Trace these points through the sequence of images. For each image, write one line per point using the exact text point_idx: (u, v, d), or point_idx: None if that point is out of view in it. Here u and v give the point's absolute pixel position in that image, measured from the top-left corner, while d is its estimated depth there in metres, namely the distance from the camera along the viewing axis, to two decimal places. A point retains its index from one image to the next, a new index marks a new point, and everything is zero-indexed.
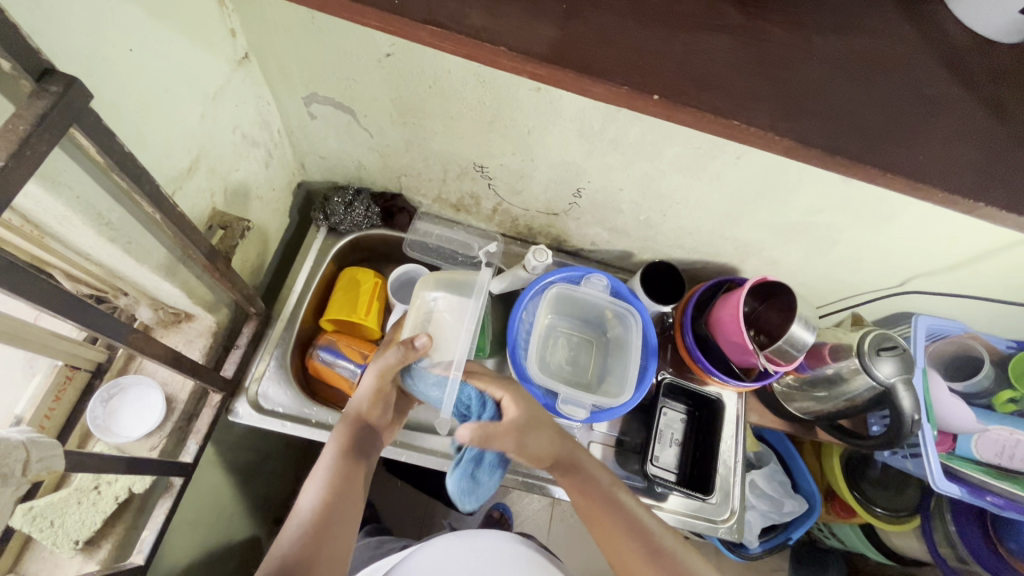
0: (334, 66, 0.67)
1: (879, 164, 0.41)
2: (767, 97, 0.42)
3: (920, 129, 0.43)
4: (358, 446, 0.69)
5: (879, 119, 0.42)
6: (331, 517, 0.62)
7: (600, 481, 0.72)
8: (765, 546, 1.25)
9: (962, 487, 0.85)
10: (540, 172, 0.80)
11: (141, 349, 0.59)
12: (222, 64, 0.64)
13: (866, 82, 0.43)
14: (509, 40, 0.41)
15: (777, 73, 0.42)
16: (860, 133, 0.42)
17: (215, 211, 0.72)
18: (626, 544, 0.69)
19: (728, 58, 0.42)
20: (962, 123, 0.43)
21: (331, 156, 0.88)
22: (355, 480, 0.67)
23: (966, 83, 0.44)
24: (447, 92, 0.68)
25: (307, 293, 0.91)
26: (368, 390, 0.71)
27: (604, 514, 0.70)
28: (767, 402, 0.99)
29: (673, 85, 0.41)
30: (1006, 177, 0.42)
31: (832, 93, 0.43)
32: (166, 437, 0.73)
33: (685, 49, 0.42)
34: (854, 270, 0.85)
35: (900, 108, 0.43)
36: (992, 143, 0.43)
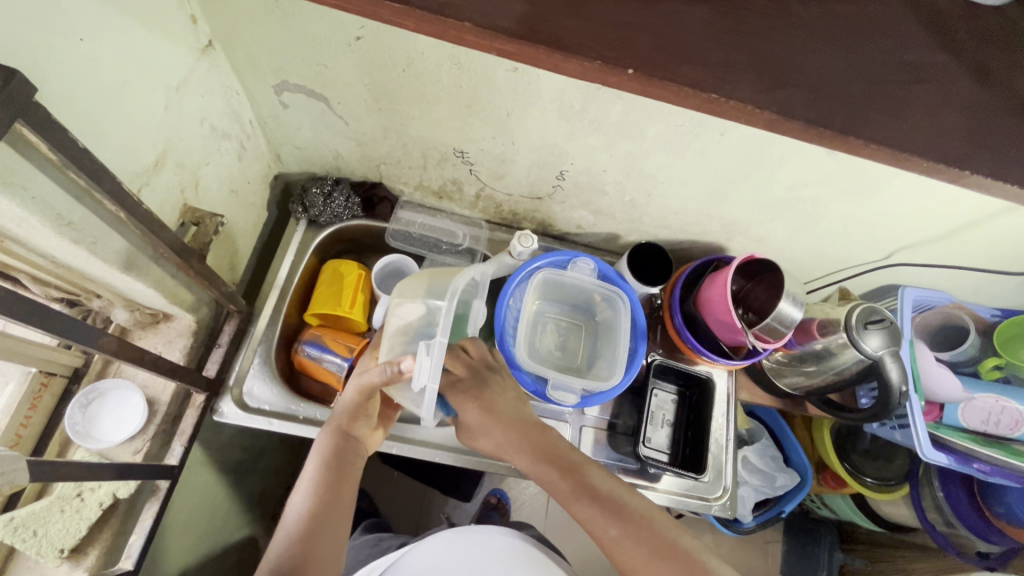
0: (303, 50, 0.65)
1: (862, 136, 0.40)
2: (746, 69, 0.40)
3: (909, 98, 0.41)
4: (344, 451, 0.69)
5: (864, 89, 0.41)
6: (320, 524, 0.62)
7: (568, 463, 0.72)
8: (759, 520, 1.26)
9: (950, 455, 0.85)
10: (521, 155, 0.79)
11: (114, 352, 0.57)
12: (184, 52, 0.62)
13: (847, 50, 0.42)
14: (474, 16, 0.39)
15: (756, 44, 0.41)
16: (843, 104, 0.41)
17: (187, 207, 0.69)
18: (606, 529, 0.68)
19: (705, 30, 0.41)
20: (949, 90, 0.42)
21: (307, 146, 0.86)
22: (345, 482, 0.67)
23: (949, 48, 0.43)
24: (421, 75, 0.66)
25: (291, 287, 0.89)
26: (347, 404, 0.70)
27: (581, 501, 0.69)
28: (757, 379, 0.99)
29: (648, 59, 0.39)
30: (990, 147, 0.41)
31: (814, 62, 0.41)
32: (150, 439, 0.72)
33: (660, 21, 0.41)
34: (840, 244, 0.85)
35: (884, 76, 0.42)
36: (977, 109, 0.42)
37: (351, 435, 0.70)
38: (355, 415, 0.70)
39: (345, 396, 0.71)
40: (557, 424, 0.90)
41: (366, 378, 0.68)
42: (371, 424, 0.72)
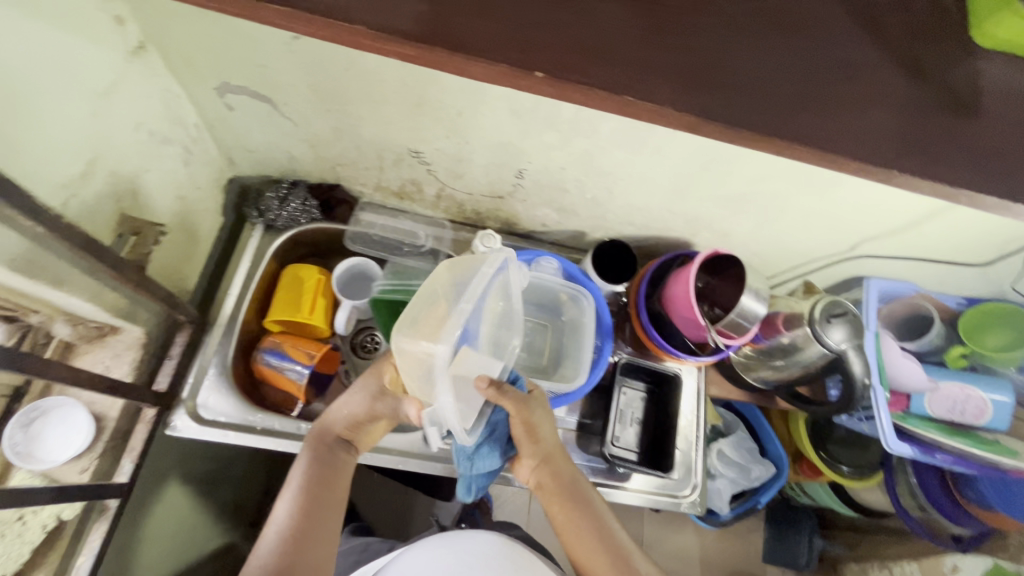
0: (241, 50, 0.62)
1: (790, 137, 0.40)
2: (661, 66, 0.41)
3: (839, 98, 0.41)
4: (333, 455, 0.70)
5: (792, 87, 0.41)
6: (308, 526, 0.64)
7: (580, 490, 0.71)
8: (735, 513, 1.27)
9: (914, 446, 0.85)
10: (477, 154, 0.77)
11: (31, 372, 0.55)
12: (111, 55, 0.59)
13: (775, 48, 0.41)
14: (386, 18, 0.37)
15: (672, 41, 0.41)
16: (771, 100, 0.40)
17: (125, 216, 0.66)
18: (598, 560, 0.69)
19: (621, 27, 0.41)
20: (879, 87, 0.42)
21: (259, 149, 0.83)
22: (338, 485, 0.69)
23: (880, 42, 0.42)
24: (366, 75, 0.64)
25: (247, 294, 0.86)
26: (347, 412, 0.72)
27: (584, 530, 0.70)
28: (728, 374, 0.98)
29: (556, 59, 0.40)
30: (927, 146, 0.41)
31: (739, 57, 0.41)
32: (98, 458, 0.70)
33: (574, 19, 0.41)
34: (804, 237, 0.84)
35: (813, 72, 0.41)
36: (909, 105, 0.42)
37: (341, 439, 0.72)
38: (349, 422, 0.72)
39: (347, 406, 0.73)
40: None
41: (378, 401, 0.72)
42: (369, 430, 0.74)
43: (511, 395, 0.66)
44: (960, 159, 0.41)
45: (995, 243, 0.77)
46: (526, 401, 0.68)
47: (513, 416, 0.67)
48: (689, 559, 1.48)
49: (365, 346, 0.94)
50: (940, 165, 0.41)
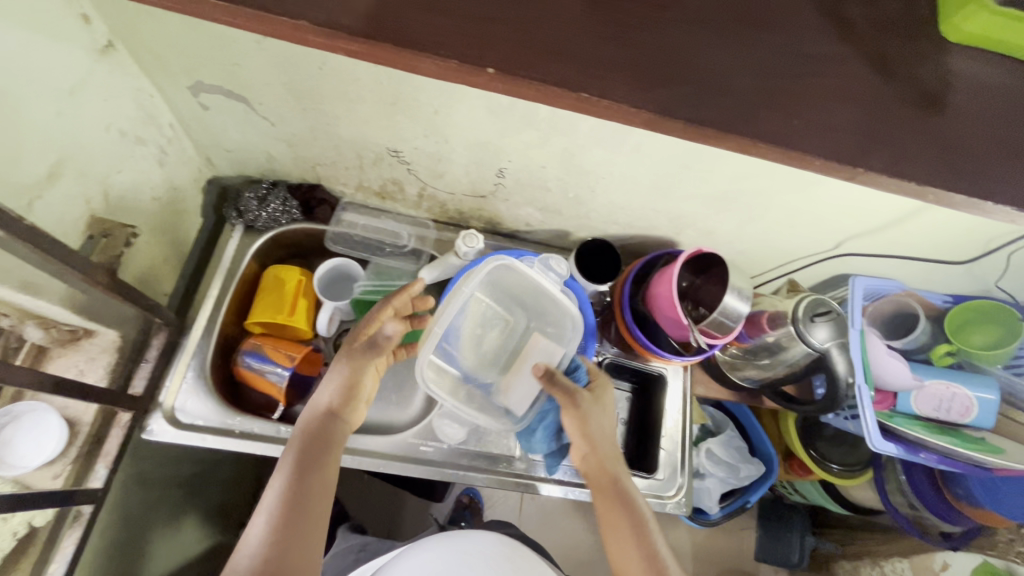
0: (212, 48, 0.61)
1: (749, 134, 0.41)
2: (627, 63, 0.40)
3: (799, 93, 0.41)
4: (323, 433, 0.70)
5: (755, 82, 0.41)
6: (298, 508, 0.63)
7: (624, 486, 0.74)
8: (724, 512, 1.25)
9: (898, 445, 0.85)
10: (457, 153, 0.76)
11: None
12: (77, 54, 0.57)
13: (739, 44, 0.41)
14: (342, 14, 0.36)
15: (638, 37, 0.40)
16: (732, 98, 0.41)
17: (95, 217, 0.65)
18: (630, 555, 0.70)
19: (583, 22, 0.40)
20: (840, 83, 0.42)
21: (237, 149, 0.82)
22: (323, 472, 0.67)
23: (845, 35, 0.42)
24: (340, 73, 0.63)
25: (226, 295, 0.85)
26: (335, 387, 0.74)
27: (620, 523, 0.72)
28: (714, 374, 0.97)
29: (515, 58, 0.39)
30: (888, 141, 0.42)
31: (704, 54, 0.41)
32: (70, 463, 0.69)
33: (539, 17, 0.40)
34: (788, 235, 0.83)
35: (777, 68, 0.42)
36: (873, 101, 0.42)
37: (331, 416, 0.72)
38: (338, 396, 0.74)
39: (331, 381, 0.75)
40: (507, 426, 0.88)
41: (356, 359, 0.75)
42: (358, 404, 0.75)
43: (559, 386, 0.77)
44: (912, 154, 0.42)
45: (978, 240, 0.77)
46: (574, 399, 0.77)
47: (563, 408, 0.77)
48: (680, 557, 1.48)
49: None
50: (901, 163, 0.42)
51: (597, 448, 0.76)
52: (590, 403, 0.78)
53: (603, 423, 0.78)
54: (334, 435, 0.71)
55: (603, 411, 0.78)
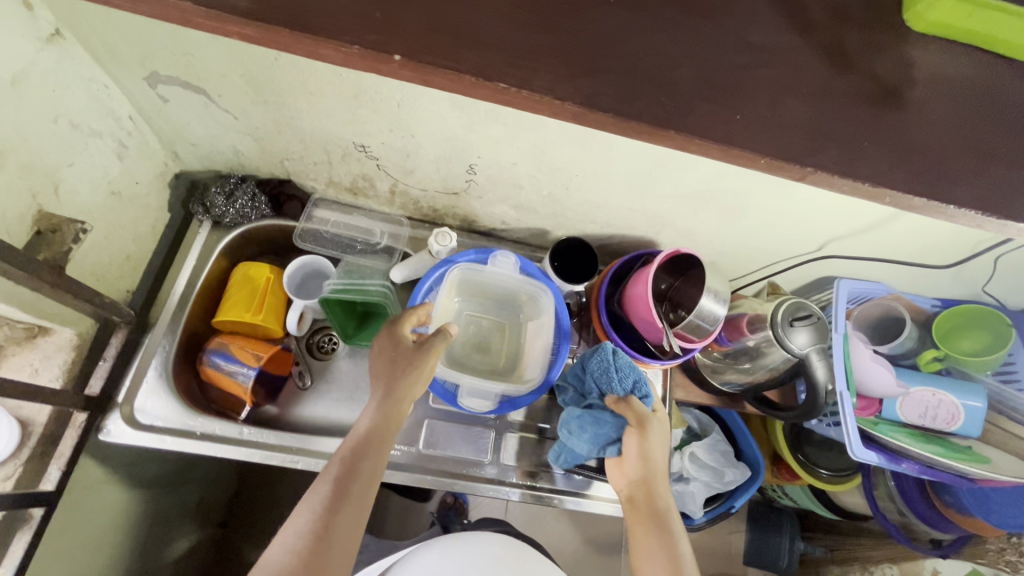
0: (162, 39, 0.59)
1: (685, 130, 0.41)
2: (556, 52, 0.41)
3: (753, 93, 0.42)
4: (371, 436, 0.64)
5: (694, 74, 0.42)
6: (337, 512, 0.58)
7: (671, 522, 0.68)
8: (708, 516, 1.23)
9: (879, 453, 0.81)
10: (425, 149, 0.73)
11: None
12: (17, 43, 0.55)
13: (676, 35, 0.42)
14: None
15: (573, 28, 0.41)
16: (668, 91, 0.41)
17: (43, 212, 0.63)
18: None
19: (515, 14, 0.41)
20: (800, 87, 0.43)
21: (203, 143, 0.80)
22: (372, 472, 0.62)
23: (804, 28, 0.44)
24: (296, 65, 0.61)
25: (191, 293, 0.84)
26: (383, 386, 0.69)
27: (658, 561, 0.65)
28: (694, 378, 0.95)
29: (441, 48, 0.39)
30: (836, 139, 0.43)
31: (633, 45, 0.41)
32: (22, 464, 0.67)
33: (471, 12, 0.40)
34: (769, 236, 0.81)
35: (717, 61, 0.42)
36: (819, 97, 0.43)
37: (382, 415, 0.66)
38: (386, 395, 0.68)
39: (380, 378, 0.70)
40: (477, 429, 0.86)
41: (403, 355, 0.70)
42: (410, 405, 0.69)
43: (633, 411, 0.71)
44: (845, 148, 0.43)
45: (963, 243, 0.74)
46: (643, 426, 0.70)
47: (630, 432, 0.71)
48: None
49: (321, 347, 0.92)
50: (848, 161, 0.42)
51: (652, 476, 0.70)
52: (659, 429, 0.72)
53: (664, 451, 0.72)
54: (390, 433, 0.66)
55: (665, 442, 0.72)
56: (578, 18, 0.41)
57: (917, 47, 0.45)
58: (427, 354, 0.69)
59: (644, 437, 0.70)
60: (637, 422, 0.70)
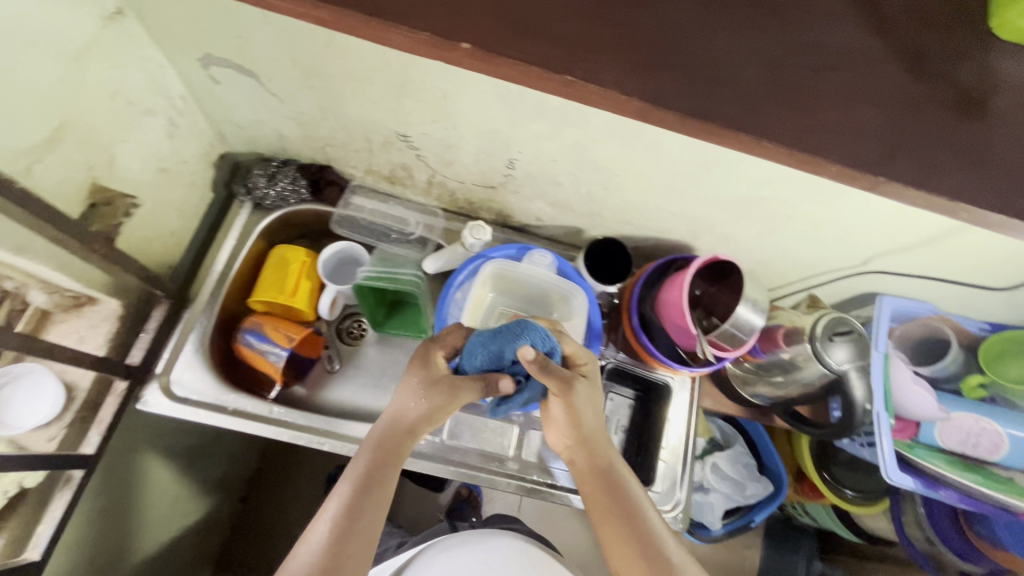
0: (218, 19, 0.60)
1: (747, 130, 0.40)
2: (614, 49, 0.40)
3: (818, 101, 0.41)
4: (382, 469, 0.62)
5: (752, 76, 0.41)
6: (345, 547, 0.56)
7: (620, 477, 0.67)
8: (727, 529, 1.22)
9: (917, 479, 0.79)
10: (466, 141, 0.73)
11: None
12: (83, 18, 0.56)
13: (733, 40, 0.41)
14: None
15: (627, 26, 0.41)
16: (728, 93, 0.40)
17: (98, 185, 0.65)
18: (626, 555, 0.62)
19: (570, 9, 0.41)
20: (865, 97, 0.41)
21: (249, 125, 0.81)
22: (379, 510, 0.60)
23: (867, 36, 0.42)
24: (347, 51, 0.61)
25: (231, 271, 0.86)
26: (398, 411, 0.66)
27: (610, 519, 0.64)
28: (722, 388, 0.92)
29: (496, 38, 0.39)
30: (901, 148, 0.41)
31: (689, 47, 0.41)
32: (66, 427, 0.70)
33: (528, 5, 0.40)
34: (812, 247, 0.78)
35: (776, 66, 0.41)
36: (883, 105, 0.41)
37: (398, 442, 0.65)
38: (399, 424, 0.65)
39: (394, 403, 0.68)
40: (502, 425, 0.86)
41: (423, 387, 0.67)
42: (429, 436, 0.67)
43: (553, 374, 0.65)
44: (911, 159, 0.41)
45: (1020, 267, 0.71)
46: (569, 383, 0.66)
47: (555, 393, 0.67)
48: None
49: (350, 331, 0.93)
50: (917, 172, 0.40)
51: (587, 439, 0.68)
52: (584, 390, 0.68)
53: (596, 410, 0.69)
54: (399, 462, 0.64)
55: (593, 397, 0.69)
56: (636, 19, 0.41)
57: (988, 58, 0.43)
58: (452, 397, 0.66)
59: (569, 400, 0.67)
60: (557, 381, 0.65)
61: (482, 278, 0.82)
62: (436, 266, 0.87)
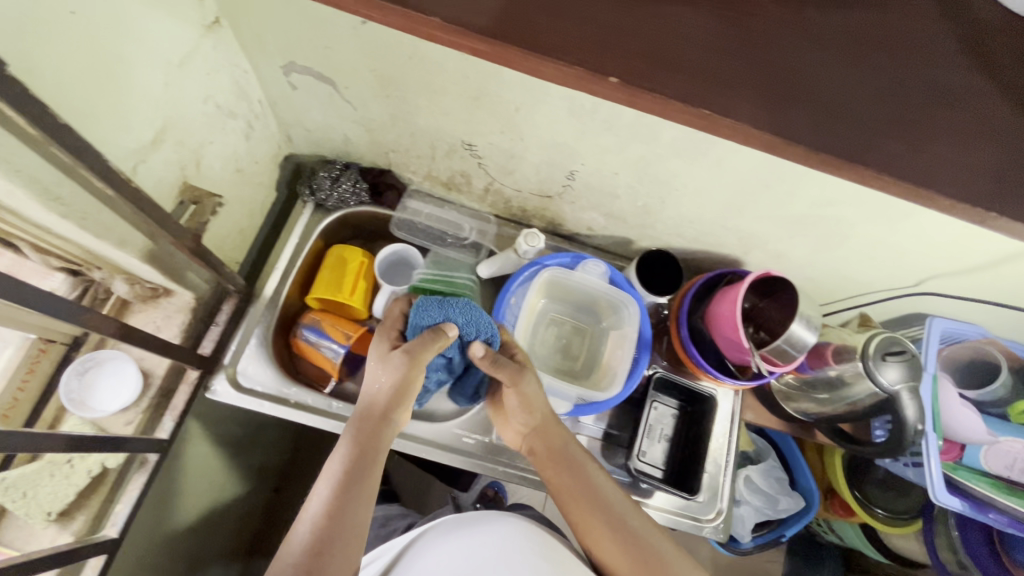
0: (309, 32, 0.63)
1: (838, 158, 0.41)
2: (710, 78, 0.42)
3: (907, 133, 0.43)
4: (360, 460, 0.65)
5: (840, 107, 0.43)
6: (332, 536, 0.59)
7: (578, 458, 0.75)
8: (757, 542, 1.22)
9: (964, 500, 0.80)
10: (531, 152, 0.76)
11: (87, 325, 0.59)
12: (189, 28, 0.60)
13: (823, 72, 0.43)
14: (463, 19, 0.42)
15: (721, 57, 0.43)
16: (820, 123, 0.42)
17: (188, 185, 0.69)
18: (594, 525, 0.72)
19: (668, 39, 0.43)
20: (954, 131, 0.43)
21: (317, 129, 0.85)
22: (360, 502, 0.63)
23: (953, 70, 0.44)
24: (430, 65, 0.64)
25: (294, 268, 0.89)
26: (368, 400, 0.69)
27: (575, 498, 0.73)
28: (765, 401, 0.93)
29: (600, 63, 0.42)
30: (985, 180, 0.43)
31: (780, 78, 0.43)
32: (142, 412, 0.73)
33: (630, 36, 0.43)
34: (864, 267, 0.79)
35: (863, 98, 0.43)
36: (965, 139, 0.43)
37: (370, 431, 0.67)
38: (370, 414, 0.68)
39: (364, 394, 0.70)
40: None
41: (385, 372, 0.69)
42: (399, 416, 0.70)
43: (504, 366, 0.71)
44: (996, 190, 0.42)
45: None
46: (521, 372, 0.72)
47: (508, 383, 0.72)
48: None
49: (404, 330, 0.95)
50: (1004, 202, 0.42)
51: (544, 425, 0.75)
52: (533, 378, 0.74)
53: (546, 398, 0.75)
54: (373, 450, 0.66)
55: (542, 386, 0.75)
56: (735, 50, 0.43)
57: None
58: (409, 374, 0.68)
59: (524, 390, 0.72)
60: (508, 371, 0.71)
61: (537, 282, 0.84)
62: (490, 269, 0.90)
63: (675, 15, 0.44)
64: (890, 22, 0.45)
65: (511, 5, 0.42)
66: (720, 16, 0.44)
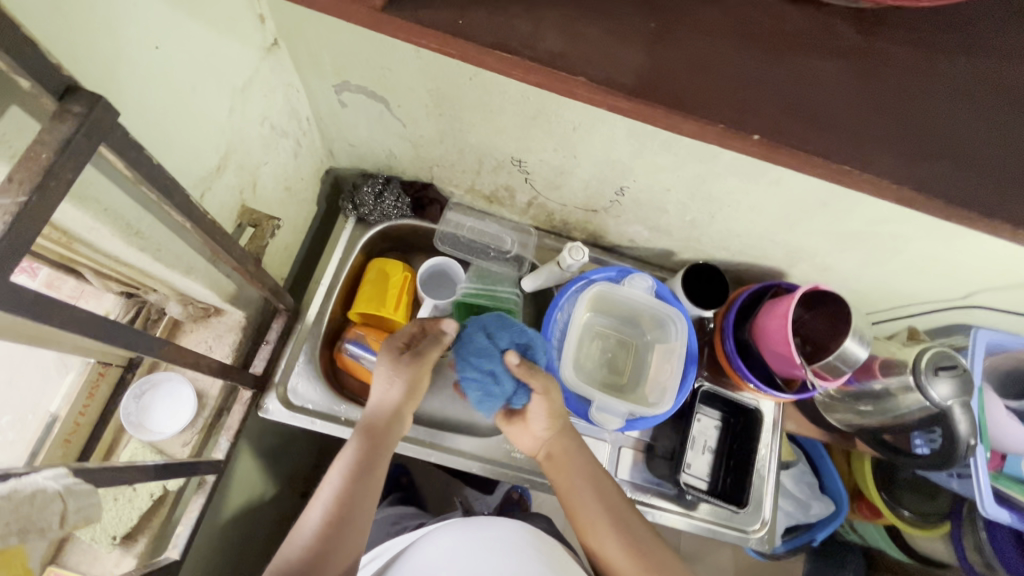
0: (368, 54, 0.63)
1: (934, 193, 0.41)
2: (804, 114, 0.42)
3: (999, 167, 0.43)
4: (373, 452, 0.66)
5: (931, 140, 0.43)
6: (342, 523, 0.60)
7: (589, 464, 0.77)
8: (786, 545, 1.24)
9: (1012, 513, 0.81)
10: (582, 169, 0.75)
11: None
12: (251, 52, 0.59)
13: (912, 105, 0.43)
14: (586, 69, 0.41)
15: (812, 93, 0.43)
16: (913, 158, 0.42)
17: (245, 208, 0.69)
18: (600, 529, 0.73)
19: (759, 75, 0.43)
20: None
21: (361, 145, 0.84)
22: (369, 494, 0.64)
23: None
24: (489, 86, 0.63)
25: (338, 283, 0.89)
26: (380, 395, 0.70)
27: (585, 502, 0.74)
28: (807, 412, 0.94)
29: (694, 100, 0.41)
30: None
31: (871, 112, 0.43)
32: (198, 433, 0.74)
33: (722, 73, 0.42)
34: (914, 280, 0.79)
35: (953, 131, 0.43)
36: None
37: (380, 425, 0.68)
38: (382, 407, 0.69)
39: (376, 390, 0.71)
40: (596, 443, 0.89)
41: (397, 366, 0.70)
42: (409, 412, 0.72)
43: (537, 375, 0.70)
44: None
45: None
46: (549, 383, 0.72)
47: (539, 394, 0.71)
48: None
49: None
50: None
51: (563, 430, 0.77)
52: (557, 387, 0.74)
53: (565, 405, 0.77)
54: (383, 443, 0.68)
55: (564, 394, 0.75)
56: (827, 85, 0.43)
57: None
58: (419, 367, 0.70)
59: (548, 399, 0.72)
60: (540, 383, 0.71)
61: (585, 296, 0.84)
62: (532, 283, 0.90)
63: (766, 50, 0.43)
64: (977, 53, 0.45)
65: (602, 43, 0.42)
66: (809, 50, 0.44)
